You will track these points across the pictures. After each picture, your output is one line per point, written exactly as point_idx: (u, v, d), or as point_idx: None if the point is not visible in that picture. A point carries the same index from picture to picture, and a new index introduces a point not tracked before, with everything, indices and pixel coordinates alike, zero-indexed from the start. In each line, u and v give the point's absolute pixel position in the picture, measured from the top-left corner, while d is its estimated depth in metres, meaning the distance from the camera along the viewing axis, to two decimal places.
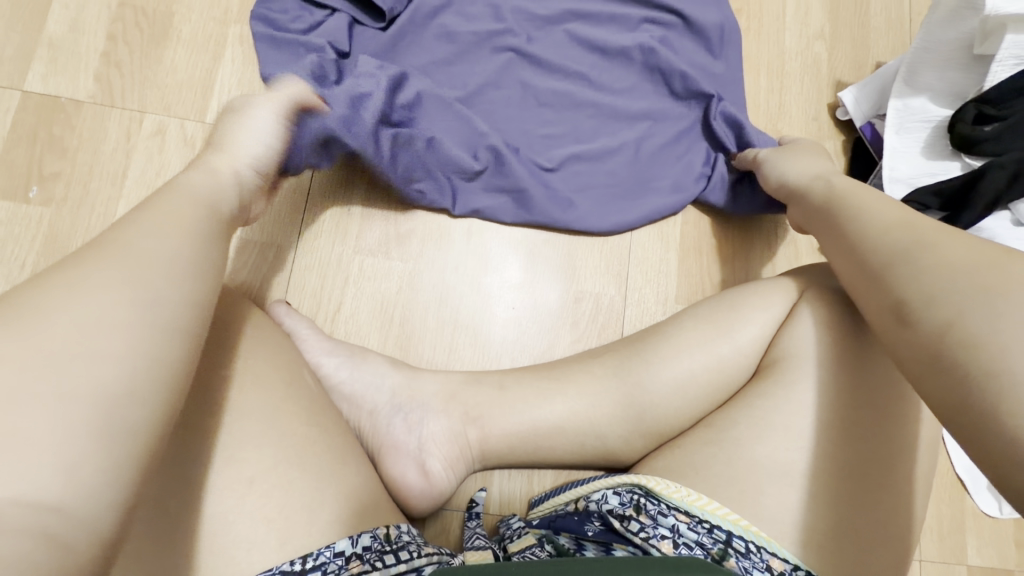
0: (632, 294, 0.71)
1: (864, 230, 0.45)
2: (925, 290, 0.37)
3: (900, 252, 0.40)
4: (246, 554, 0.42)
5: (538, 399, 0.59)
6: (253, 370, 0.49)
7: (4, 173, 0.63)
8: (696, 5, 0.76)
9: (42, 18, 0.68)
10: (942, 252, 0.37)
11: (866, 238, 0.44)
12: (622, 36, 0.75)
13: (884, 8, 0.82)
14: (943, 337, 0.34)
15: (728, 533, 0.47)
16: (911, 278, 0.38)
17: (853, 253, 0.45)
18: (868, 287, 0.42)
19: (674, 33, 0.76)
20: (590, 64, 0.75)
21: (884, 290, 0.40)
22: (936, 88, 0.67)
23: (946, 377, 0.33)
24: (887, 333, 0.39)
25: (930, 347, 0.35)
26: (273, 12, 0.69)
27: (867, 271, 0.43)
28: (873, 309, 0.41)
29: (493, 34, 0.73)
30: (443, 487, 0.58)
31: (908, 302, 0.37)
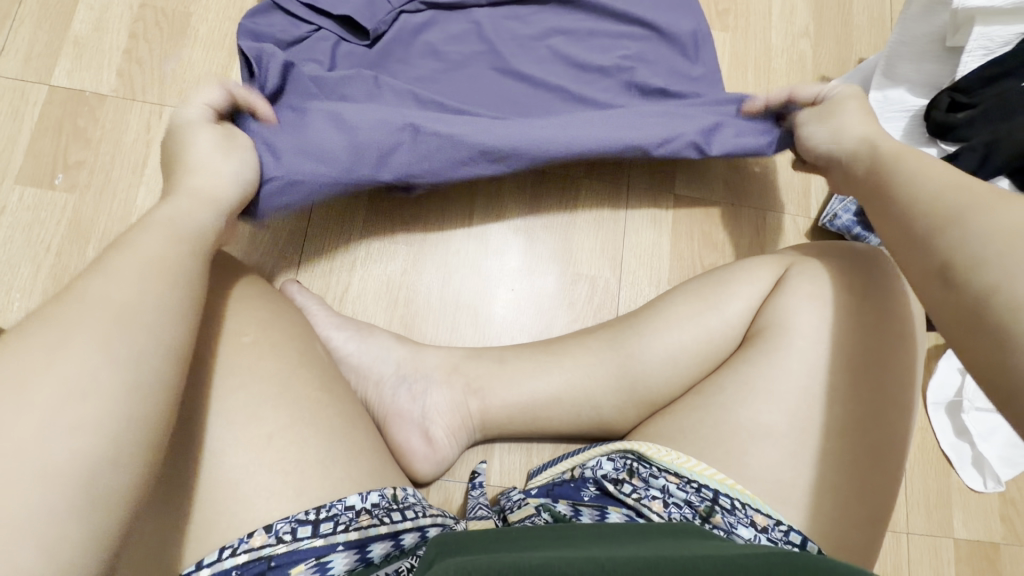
0: (627, 276, 0.74)
1: (910, 202, 0.46)
2: (973, 256, 0.39)
3: (942, 222, 0.42)
4: (265, 503, 0.44)
5: (536, 371, 0.62)
6: (270, 339, 0.52)
7: (32, 161, 0.67)
8: (670, 15, 0.78)
9: (69, 17, 0.72)
10: (986, 220, 0.39)
11: (919, 201, 0.45)
12: (600, 51, 0.77)
13: (865, 8, 0.86)
14: (988, 298, 0.37)
15: (715, 491, 0.50)
16: (960, 243, 0.40)
17: (900, 217, 0.46)
18: (912, 249, 0.44)
19: (650, 42, 0.78)
20: (571, 76, 0.76)
21: (929, 258, 0.42)
22: (913, 79, 0.71)
23: (990, 332, 0.36)
24: (927, 294, 0.42)
25: (973, 309, 0.38)
26: (259, 24, 0.70)
27: (914, 234, 0.44)
28: (916, 271, 0.43)
29: (476, 55, 0.75)
30: (446, 453, 0.61)
31: (955, 265, 0.40)
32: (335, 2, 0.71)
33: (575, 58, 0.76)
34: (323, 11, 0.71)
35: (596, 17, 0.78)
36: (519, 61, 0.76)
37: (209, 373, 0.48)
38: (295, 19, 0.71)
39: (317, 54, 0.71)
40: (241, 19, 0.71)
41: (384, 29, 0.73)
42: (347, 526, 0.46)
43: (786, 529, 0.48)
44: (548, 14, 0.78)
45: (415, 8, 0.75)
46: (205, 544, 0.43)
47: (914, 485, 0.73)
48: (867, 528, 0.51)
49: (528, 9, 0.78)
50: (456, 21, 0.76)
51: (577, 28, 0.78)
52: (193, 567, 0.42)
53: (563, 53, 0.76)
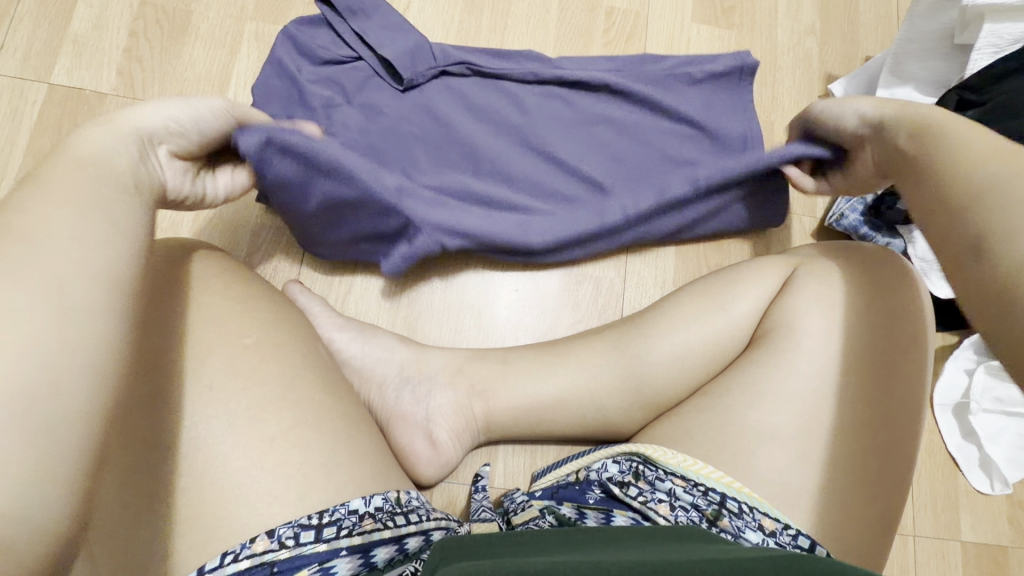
0: (631, 277, 0.73)
1: (952, 167, 0.43)
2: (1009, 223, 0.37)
3: (987, 187, 0.39)
4: (267, 506, 0.44)
5: (541, 373, 0.61)
6: (271, 339, 0.52)
7: (31, 160, 0.67)
8: (724, 112, 0.75)
9: (68, 15, 0.71)
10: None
11: (955, 172, 0.42)
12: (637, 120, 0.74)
13: (872, 6, 0.86)
14: (1020, 267, 0.35)
15: (722, 495, 0.49)
16: (996, 217, 0.38)
17: (930, 186, 0.44)
18: (943, 216, 0.41)
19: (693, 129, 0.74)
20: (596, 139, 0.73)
21: (960, 223, 0.40)
22: (921, 78, 0.70)
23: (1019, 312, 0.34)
24: (952, 257, 0.39)
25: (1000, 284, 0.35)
26: (305, 33, 0.70)
27: (946, 205, 0.41)
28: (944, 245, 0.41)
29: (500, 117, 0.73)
30: (449, 457, 0.60)
31: (989, 232, 0.37)
32: (384, 40, 0.70)
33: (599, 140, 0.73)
34: (369, 44, 0.70)
35: (654, 87, 0.75)
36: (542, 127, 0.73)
37: (210, 375, 0.47)
38: (342, 42, 0.71)
39: (344, 82, 0.70)
40: (292, 23, 0.71)
41: (419, 82, 0.72)
42: (351, 531, 0.45)
43: (793, 533, 0.47)
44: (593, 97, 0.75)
45: (459, 69, 0.73)
46: (205, 549, 0.42)
47: (921, 488, 0.73)
48: (875, 532, 0.50)
49: (577, 93, 0.75)
50: (492, 90, 0.74)
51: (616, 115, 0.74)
52: (194, 572, 0.42)
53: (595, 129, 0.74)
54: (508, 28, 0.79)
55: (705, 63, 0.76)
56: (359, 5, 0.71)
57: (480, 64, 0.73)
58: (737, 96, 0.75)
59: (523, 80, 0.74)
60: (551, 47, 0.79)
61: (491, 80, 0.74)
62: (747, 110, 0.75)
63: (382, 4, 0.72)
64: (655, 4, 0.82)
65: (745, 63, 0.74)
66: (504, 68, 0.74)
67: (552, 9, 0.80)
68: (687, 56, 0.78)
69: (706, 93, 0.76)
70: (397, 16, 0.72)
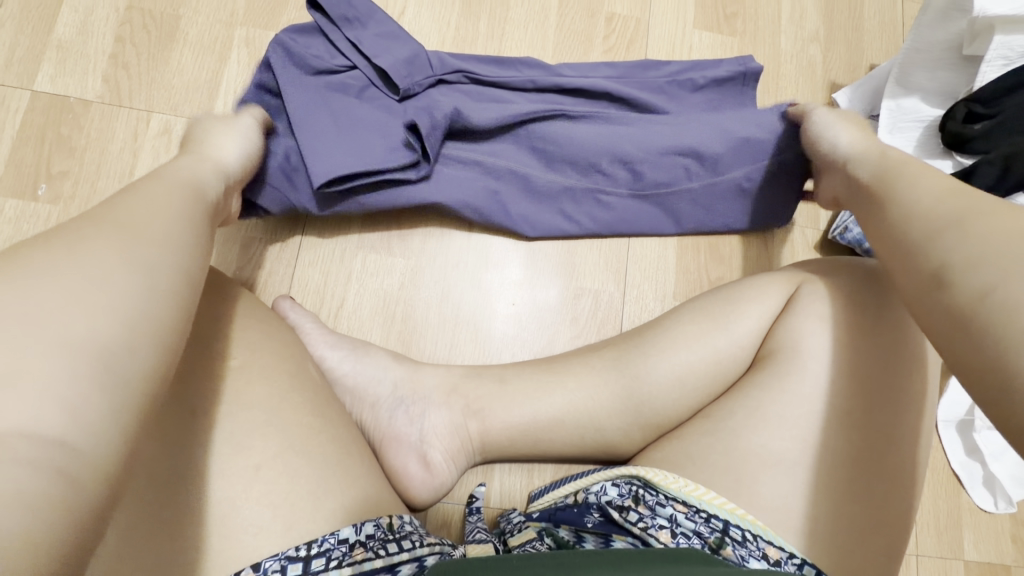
0: (631, 291, 0.72)
1: (910, 212, 0.43)
2: (966, 257, 0.36)
3: (941, 227, 0.39)
4: (253, 539, 0.42)
5: (538, 391, 0.60)
6: (260, 361, 0.50)
7: (13, 171, 0.65)
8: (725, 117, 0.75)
9: (52, 20, 0.69)
10: (982, 225, 0.37)
11: (910, 212, 0.43)
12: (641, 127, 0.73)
13: (877, 12, 0.84)
14: (977, 307, 0.33)
15: (724, 522, 0.48)
16: (952, 249, 0.38)
17: (892, 226, 0.44)
18: (903, 257, 0.42)
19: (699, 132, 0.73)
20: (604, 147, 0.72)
21: (924, 263, 0.39)
22: (927, 88, 0.68)
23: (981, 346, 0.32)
24: (916, 301, 0.39)
25: (961, 317, 0.34)
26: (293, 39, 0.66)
27: (905, 245, 0.42)
28: (907, 282, 0.40)
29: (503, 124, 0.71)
30: (444, 479, 0.59)
31: (948, 268, 0.37)
32: (379, 50, 0.68)
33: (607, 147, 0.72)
34: (362, 52, 0.68)
35: (657, 93, 0.74)
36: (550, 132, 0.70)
37: (196, 401, 0.45)
38: (335, 49, 0.68)
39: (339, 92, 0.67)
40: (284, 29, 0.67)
41: (416, 91, 0.69)
42: (340, 562, 0.43)
43: (798, 563, 0.46)
44: (596, 105, 0.73)
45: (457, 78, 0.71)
46: None
47: (925, 507, 0.71)
48: (882, 561, 0.49)
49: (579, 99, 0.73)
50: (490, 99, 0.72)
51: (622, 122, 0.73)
52: None
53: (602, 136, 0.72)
54: (505, 35, 0.77)
55: (707, 69, 0.76)
56: (354, 14, 0.68)
57: (476, 73, 0.72)
58: (740, 102, 0.75)
59: (521, 88, 0.72)
60: (552, 54, 0.77)
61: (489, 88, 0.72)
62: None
63: (377, 13, 0.70)
64: (656, 9, 0.81)
65: (747, 67, 0.74)
66: (503, 76, 0.72)
67: (551, 14, 0.79)
68: (689, 63, 0.77)
69: (710, 99, 0.75)
70: (392, 24, 0.70)
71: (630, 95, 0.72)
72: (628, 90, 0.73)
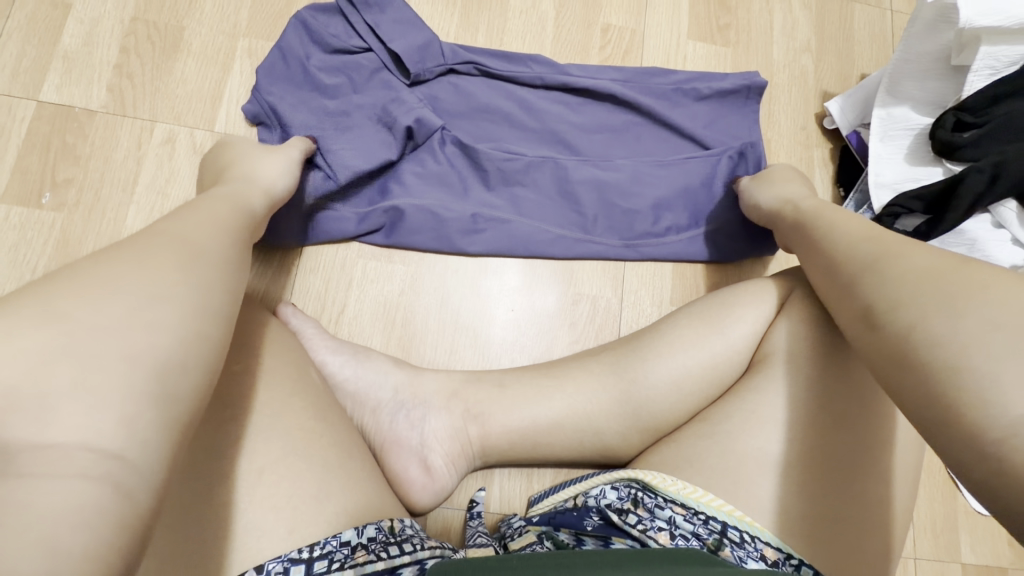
0: (628, 296, 0.73)
1: (841, 253, 0.46)
2: (892, 296, 0.38)
3: (870, 267, 0.42)
4: (256, 541, 0.42)
5: (538, 396, 0.61)
6: (262, 366, 0.51)
7: (18, 178, 0.65)
8: (725, 129, 0.77)
9: (58, 31, 0.70)
10: (903, 264, 0.39)
11: (840, 250, 0.47)
12: (636, 133, 0.76)
13: (867, 23, 0.86)
14: (908, 342, 0.35)
15: (723, 524, 0.48)
16: (880, 288, 0.40)
17: (828, 265, 0.47)
18: (846, 296, 0.43)
19: (687, 148, 0.76)
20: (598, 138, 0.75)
21: (865, 306, 0.40)
22: (917, 98, 0.70)
23: (922, 383, 0.33)
24: (861, 341, 0.40)
25: (897, 351, 0.36)
26: (316, 22, 0.71)
27: (843, 284, 0.44)
28: (850, 320, 0.42)
29: (504, 112, 0.74)
30: (445, 483, 0.59)
31: (878, 308, 0.39)
32: (395, 35, 0.71)
33: (606, 149, 0.75)
34: (379, 36, 0.71)
35: (659, 98, 0.76)
36: (550, 121, 0.75)
37: None
38: (353, 33, 0.72)
39: (354, 72, 0.71)
40: (307, 8, 0.72)
41: (427, 78, 0.73)
42: (343, 564, 0.43)
43: (796, 563, 0.46)
44: (599, 106, 0.76)
45: (467, 68, 0.74)
46: None
47: (921, 509, 0.72)
48: (877, 560, 0.49)
49: (581, 99, 0.76)
50: (501, 92, 0.75)
51: (620, 121, 0.76)
52: None
53: (601, 125, 0.76)
54: (504, 45, 0.79)
55: (713, 80, 0.77)
56: None
57: (487, 65, 0.74)
58: (743, 114, 0.77)
59: (531, 84, 0.75)
60: None
61: (500, 82, 0.75)
62: (755, 129, 0.77)
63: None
64: (651, 20, 0.82)
65: (752, 82, 0.77)
66: (511, 70, 0.74)
67: (548, 25, 0.80)
68: (697, 73, 0.79)
69: (712, 110, 0.77)
70: (410, 12, 0.72)
71: (634, 99, 0.75)
72: (633, 95, 0.75)
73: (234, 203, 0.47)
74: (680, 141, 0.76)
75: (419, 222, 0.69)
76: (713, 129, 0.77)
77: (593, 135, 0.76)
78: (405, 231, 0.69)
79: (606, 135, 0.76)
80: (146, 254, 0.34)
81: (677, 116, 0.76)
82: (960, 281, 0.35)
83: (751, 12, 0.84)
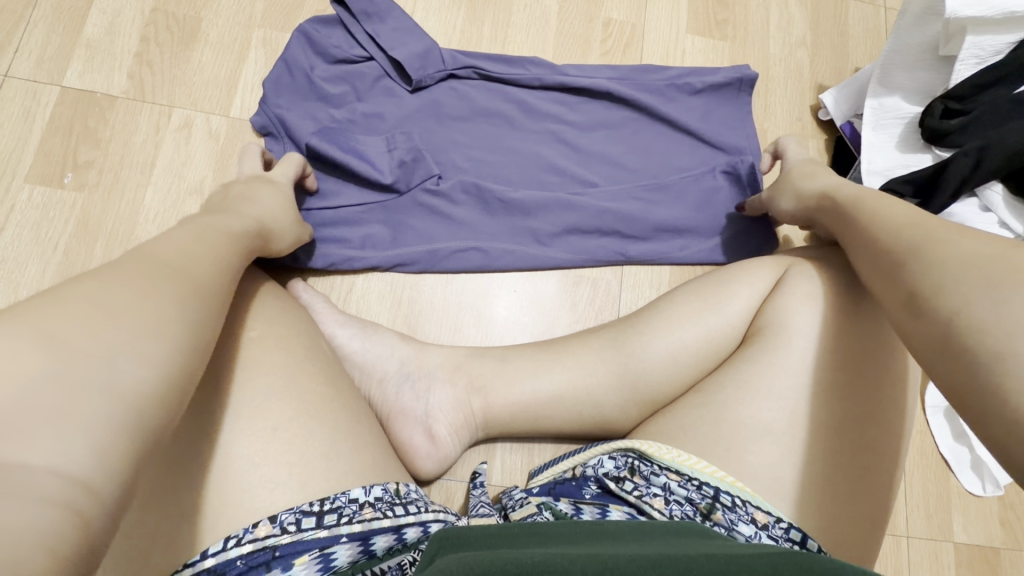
0: (628, 279, 0.75)
1: (885, 239, 0.48)
2: (937, 281, 0.40)
3: (914, 252, 0.43)
4: (270, 493, 0.44)
5: (539, 370, 0.63)
6: (275, 333, 0.53)
7: (41, 160, 0.68)
8: (722, 123, 0.79)
9: (82, 21, 0.73)
10: (950, 250, 0.41)
11: (885, 236, 0.48)
12: (631, 132, 0.79)
13: (861, 19, 0.88)
14: (952, 324, 0.37)
15: (716, 489, 0.50)
16: (924, 274, 0.41)
17: (873, 249, 0.48)
18: (890, 276, 0.45)
19: (683, 141, 0.79)
20: (596, 137, 0.78)
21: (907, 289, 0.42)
22: (908, 88, 0.72)
23: (963, 363, 0.35)
24: (899, 323, 0.42)
25: (938, 334, 0.38)
26: (317, 33, 0.74)
27: (887, 267, 0.45)
28: (888, 303, 0.44)
29: (504, 114, 0.77)
30: (448, 452, 0.61)
31: (919, 292, 0.40)
32: (395, 43, 0.74)
33: (604, 146, 0.77)
34: (380, 44, 0.74)
35: (653, 97, 0.79)
36: (548, 122, 0.78)
37: (213, 366, 0.48)
38: (354, 42, 0.75)
39: (357, 81, 0.74)
40: (308, 21, 0.75)
41: (428, 83, 0.75)
42: (351, 518, 0.45)
43: (786, 527, 0.48)
44: (596, 105, 0.79)
45: (467, 73, 0.77)
46: (207, 535, 0.42)
47: (913, 488, 0.73)
48: (864, 525, 0.51)
49: (579, 98, 0.79)
50: (500, 95, 0.77)
51: (617, 120, 0.79)
52: (197, 556, 0.42)
53: (597, 124, 0.78)
54: (508, 39, 0.81)
55: (705, 75, 0.80)
56: (374, 9, 0.75)
57: (486, 68, 0.77)
58: (736, 107, 0.80)
59: (529, 85, 0.78)
60: (552, 56, 0.82)
61: (498, 85, 0.78)
62: (747, 121, 0.79)
63: (396, 9, 0.76)
64: (651, 15, 0.85)
65: (742, 74, 0.79)
66: (510, 72, 0.77)
67: (551, 20, 0.83)
68: (688, 68, 0.81)
69: (706, 103, 0.80)
70: (410, 21, 0.76)
71: (630, 96, 0.78)
72: (629, 92, 0.78)
73: (229, 229, 0.49)
74: (677, 134, 0.79)
75: (426, 223, 0.72)
76: (707, 121, 0.79)
77: (592, 133, 0.78)
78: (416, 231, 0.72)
79: (604, 135, 0.78)
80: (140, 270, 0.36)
81: (671, 112, 0.79)
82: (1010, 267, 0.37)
83: (748, 8, 0.87)
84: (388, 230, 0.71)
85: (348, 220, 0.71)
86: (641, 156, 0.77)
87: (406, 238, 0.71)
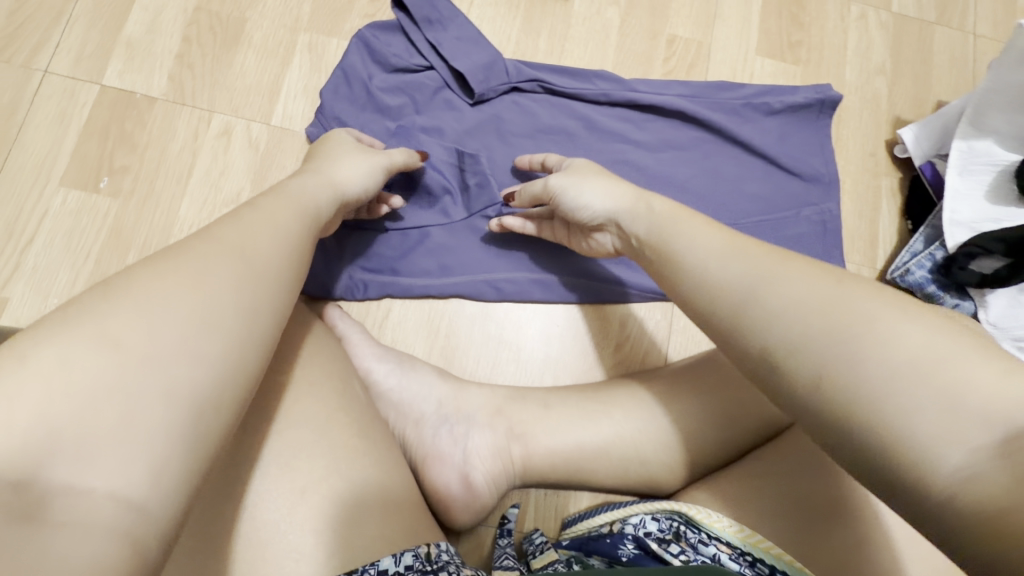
0: (678, 321, 0.71)
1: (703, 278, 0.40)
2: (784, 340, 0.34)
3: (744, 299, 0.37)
4: (294, 566, 0.41)
5: (583, 419, 0.59)
6: (307, 376, 0.50)
7: (76, 164, 0.66)
8: (802, 148, 0.74)
9: (123, 18, 0.70)
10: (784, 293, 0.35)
11: (708, 276, 0.40)
12: (703, 155, 0.73)
13: (946, 47, 0.81)
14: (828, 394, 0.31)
15: (772, 568, 0.46)
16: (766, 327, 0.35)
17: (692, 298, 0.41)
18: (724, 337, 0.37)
19: (760, 165, 0.74)
20: (665, 159, 0.73)
21: (737, 355, 0.36)
22: (1003, 130, 0.66)
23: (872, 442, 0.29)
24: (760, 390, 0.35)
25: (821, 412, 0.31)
26: (376, 40, 0.70)
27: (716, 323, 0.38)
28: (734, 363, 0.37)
29: (567, 131, 0.72)
30: (484, 500, 0.57)
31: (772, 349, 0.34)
32: (458, 54, 0.70)
33: (673, 170, 0.72)
34: (441, 53, 0.70)
35: (728, 120, 0.74)
36: (614, 142, 0.73)
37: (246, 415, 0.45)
38: (415, 49, 0.71)
39: (416, 92, 0.70)
40: (367, 26, 0.71)
41: (491, 97, 0.71)
42: None
43: None
44: (666, 124, 0.74)
45: (531, 86, 0.72)
46: None
47: None
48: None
49: (648, 117, 0.74)
50: (566, 111, 0.73)
51: (688, 142, 0.74)
52: None
53: (667, 146, 0.73)
54: (566, 52, 0.76)
55: (783, 95, 0.75)
56: (437, 16, 0.71)
57: (551, 82, 0.72)
58: (817, 130, 0.75)
59: (594, 101, 0.73)
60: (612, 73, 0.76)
61: (564, 100, 0.73)
62: (827, 146, 0.74)
63: (459, 16, 0.72)
64: (719, 33, 0.79)
65: (825, 95, 0.74)
66: (576, 88, 0.72)
67: (611, 34, 0.78)
68: (766, 86, 0.76)
69: (782, 124, 0.75)
70: (473, 28, 0.71)
71: (704, 117, 0.73)
72: (701, 111, 0.73)
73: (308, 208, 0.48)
74: (751, 160, 0.74)
75: (482, 251, 0.68)
76: (784, 145, 0.74)
77: (659, 155, 0.73)
78: (470, 259, 0.68)
79: (673, 159, 0.73)
80: (158, 289, 0.33)
81: (750, 139, 0.73)
82: (870, 309, 0.32)
83: (825, 30, 0.81)
84: (439, 259, 0.68)
85: (401, 248, 0.67)
86: (712, 182, 0.72)
87: (455, 263, 0.68)
